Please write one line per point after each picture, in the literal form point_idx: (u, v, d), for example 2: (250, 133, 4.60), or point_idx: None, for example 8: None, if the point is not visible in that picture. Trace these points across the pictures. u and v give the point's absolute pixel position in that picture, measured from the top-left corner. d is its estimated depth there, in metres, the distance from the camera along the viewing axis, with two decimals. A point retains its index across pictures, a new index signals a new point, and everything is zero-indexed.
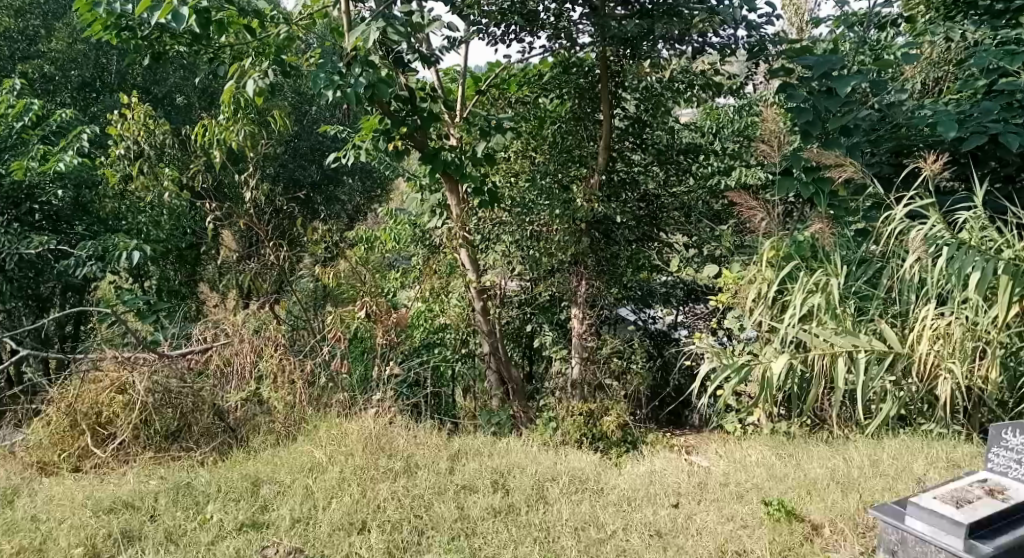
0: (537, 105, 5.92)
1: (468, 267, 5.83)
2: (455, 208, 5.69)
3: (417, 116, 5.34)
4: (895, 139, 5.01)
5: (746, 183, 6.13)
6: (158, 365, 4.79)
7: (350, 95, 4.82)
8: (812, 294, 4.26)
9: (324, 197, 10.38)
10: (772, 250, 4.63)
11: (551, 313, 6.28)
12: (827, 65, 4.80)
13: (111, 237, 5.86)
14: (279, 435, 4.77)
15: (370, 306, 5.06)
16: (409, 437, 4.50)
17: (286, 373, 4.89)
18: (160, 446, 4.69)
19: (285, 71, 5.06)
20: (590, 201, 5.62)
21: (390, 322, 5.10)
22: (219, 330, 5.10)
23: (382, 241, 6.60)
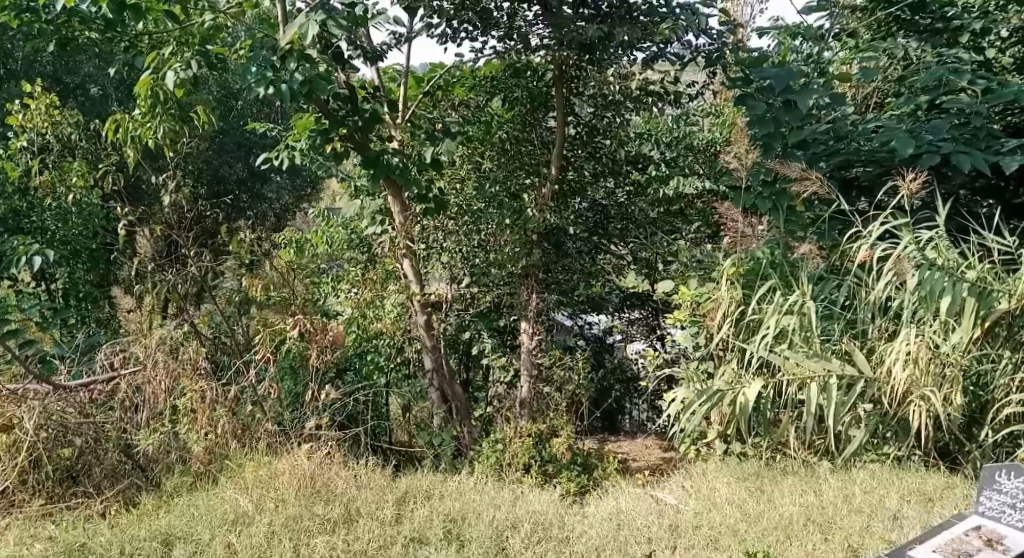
0: (481, 109, 5.63)
1: (411, 277, 5.54)
2: (399, 217, 5.41)
3: (358, 117, 5.01)
4: (844, 157, 4.82)
5: (684, 192, 6.03)
6: (52, 398, 4.35)
7: (285, 91, 4.47)
8: (786, 315, 3.97)
9: (251, 194, 10.04)
10: (733, 267, 4.42)
11: (490, 319, 5.95)
12: (785, 81, 4.54)
13: (11, 240, 5.38)
14: (196, 480, 4.39)
15: (300, 325, 4.67)
16: (349, 476, 4.16)
17: (206, 402, 4.55)
18: (51, 493, 4.26)
19: (211, 63, 4.67)
20: (542, 211, 5.42)
21: (326, 342, 4.76)
22: (130, 355, 4.67)
23: (314, 244, 6.23)
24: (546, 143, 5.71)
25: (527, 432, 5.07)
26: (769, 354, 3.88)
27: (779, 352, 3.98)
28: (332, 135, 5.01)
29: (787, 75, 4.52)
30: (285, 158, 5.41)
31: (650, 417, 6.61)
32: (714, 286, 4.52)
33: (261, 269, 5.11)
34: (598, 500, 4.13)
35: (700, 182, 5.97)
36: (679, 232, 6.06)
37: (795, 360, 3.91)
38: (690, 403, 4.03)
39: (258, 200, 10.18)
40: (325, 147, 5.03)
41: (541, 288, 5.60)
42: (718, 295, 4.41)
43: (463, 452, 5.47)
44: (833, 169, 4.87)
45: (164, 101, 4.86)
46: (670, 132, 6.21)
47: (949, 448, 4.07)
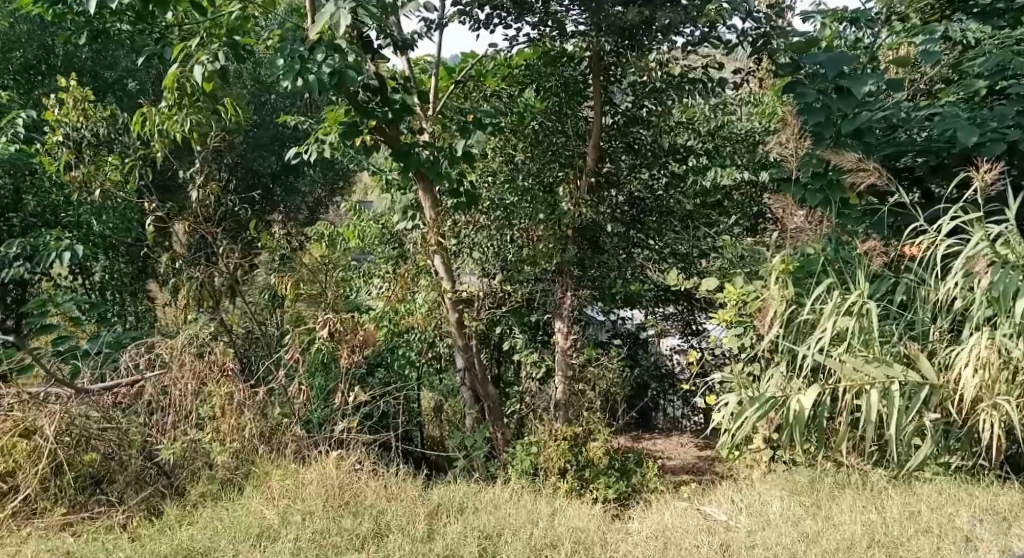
0: (515, 99, 5.45)
1: (443, 274, 5.33)
2: (429, 211, 5.23)
3: (388, 108, 4.83)
4: (896, 145, 4.58)
5: (722, 183, 5.82)
6: (73, 403, 4.24)
7: (313, 83, 4.28)
8: (844, 317, 3.75)
9: (284, 188, 10.01)
10: (783, 264, 4.19)
11: (523, 314, 5.78)
12: (839, 63, 4.37)
13: (44, 236, 5.32)
14: (219, 486, 4.23)
15: (330, 324, 4.57)
16: (379, 487, 4.02)
17: (233, 407, 4.36)
18: (74, 501, 4.14)
19: (239, 54, 4.49)
20: (577, 205, 5.27)
21: (355, 342, 4.61)
22: (154, 357, 4.54)
23: (345, 238, 6.09)
24: (583, 134, 5.48)
25: (563, 435, 4.90)
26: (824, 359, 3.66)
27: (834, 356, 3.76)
28: (360, 127, 4.83)
29: (842, 57, 4.37)
30: (315, 152, 5.22)
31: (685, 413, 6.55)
32: (763, 283, 4.29)
33: (290, 266, 4.98)
34: (641, 514, 3.95)
35: (739, 172, 5.75)
36: (716, 225, 5.79)
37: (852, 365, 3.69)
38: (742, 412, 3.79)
39: (290, 194, 10.15)
40: (354, 139, 4.88)
41: (576, 285, 5.43)
42: (766, 293, 4.19)
43: (496, 454, 5.33)
44: (882, 159, 4.63)
45: (191, 94, 4.73)
46: (707, 123, 5.75)
47: (1017, 458, 3.81)
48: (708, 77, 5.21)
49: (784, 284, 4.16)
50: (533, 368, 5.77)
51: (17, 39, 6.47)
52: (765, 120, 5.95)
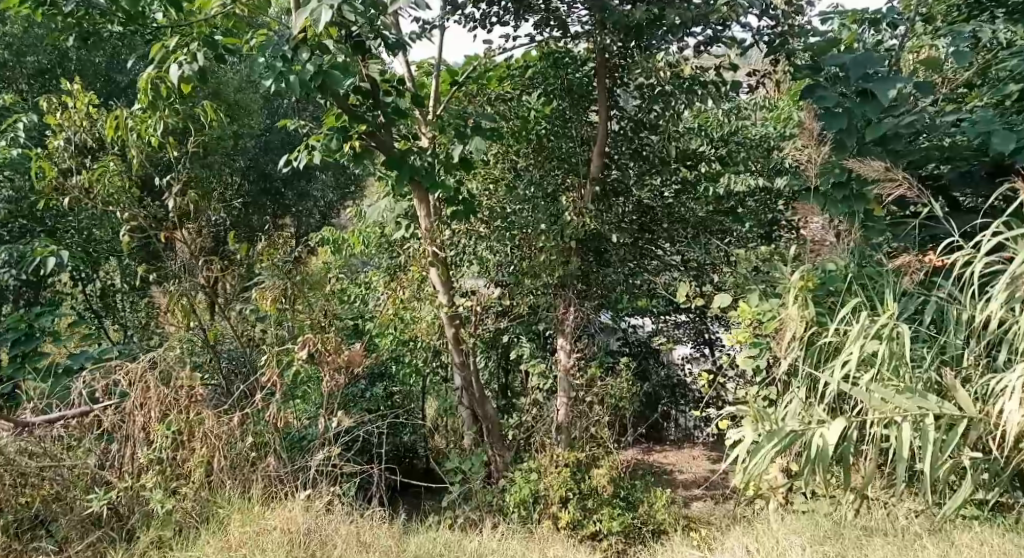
0: (520, 103, 5.18)
1: (440, 288, 5.06)
2: (425, 221, 4.95)
3: (379, 112, 4.54)
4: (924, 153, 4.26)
5: (734, 191, 5.48)
6: (12, 436, 3.88)
7: (296, 85, 4.00)
8: (873, 341, 3.40)
9: (297, 192, 9.90)
10: (805, 281, 3.87)
11: (530, 324, 5.50)
12: (864, 65, 4.04)
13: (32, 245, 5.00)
14: (180, 526, 3.93)
15: (309, 346, 4.28)
16: (350, 534, 3.84)
17: (200, 430, 4.13)
18: (12, 546, 3.77)
19: (218, 55, 4.21)
20: (581, 215, 4.91)
21: (338, 363, 4.32)
22: (112, 381, 4.18)
23: (350, 245, 5.89)
24: (589, 139, 5.19)
25: (564, 460, 4.64)
26: (848, 388, 3.32)
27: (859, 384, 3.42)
28: (350, 132, 4.55)
29: (867, 58, 4.04)
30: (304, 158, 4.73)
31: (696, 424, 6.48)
32: (782, 301, 3.98)
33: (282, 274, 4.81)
34: None
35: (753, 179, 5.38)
36: (730, 233, 5.44)
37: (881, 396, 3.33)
38: (758, 449, 3.47)
39: (302, 199, 10.03)
40: (344, 145, 4.61)
41: (580, 301, 5.13)
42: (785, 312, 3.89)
43: (493, 480, 5.06)
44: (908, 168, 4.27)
45: (171, 98, 4.47)
46: (721, 127, 5.44)
47: None
48: (722, 80, 4.90)
49: (812, 302, 3.80)
50: (541, 380, 5.30)
51: (30, 44, 6.22)
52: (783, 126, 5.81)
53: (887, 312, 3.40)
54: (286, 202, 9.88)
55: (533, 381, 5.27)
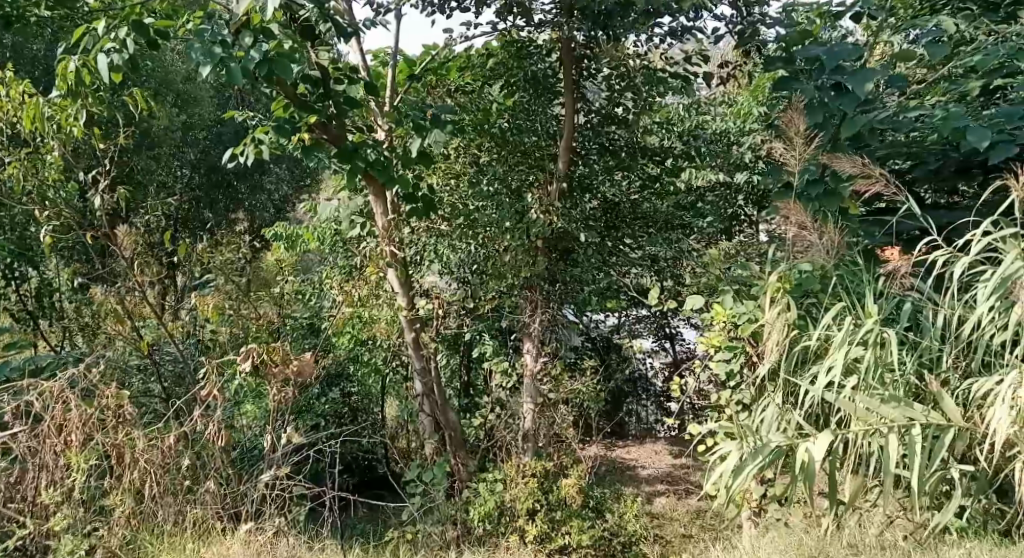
0: (480, 95, 4.99)
1: (399, 289, 4.83)
2: (382, 220, 4.75)
3: (330, 103, 4.28)
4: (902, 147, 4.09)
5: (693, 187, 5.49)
6: None
7: (239, 74, 3.74)
8: (858, 348, 3.22)
9: (251, 185, 9.58)
10: (781, 282, 3.68)
11: (493, 323, 5.29)
12: (836, 56, 3.88)
13: None
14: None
15: (252, 357, 3.76)
16: None
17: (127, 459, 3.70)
18: None
19: (154, 41, 3.91)
20: (548, 214, 4.74)
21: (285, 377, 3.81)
22: (26, 402, 3.76)
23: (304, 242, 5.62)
24: (554, 134, 5.02)
25: (531, 471, 4.45)
26: (831, 398, 3.12)
27: (844, 395, 3.22)
28: (299, 124, 4.29)
29: (840, 51, 3.87)
30: (251, 153, 4.43)
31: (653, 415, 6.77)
32: (758, 304, 3.80)
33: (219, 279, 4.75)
34: None
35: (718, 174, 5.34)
36: (693, 229, 5.36)
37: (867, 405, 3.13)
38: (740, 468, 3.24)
39: (256, 192, 9.64)
40: (293, 138, 4.34)
41: (545, 302, 4.94)
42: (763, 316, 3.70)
43: (457, 491, 4.84)
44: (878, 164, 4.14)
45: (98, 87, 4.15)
46: (682, 122, 5.52)
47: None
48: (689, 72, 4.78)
49: (792, 306, 3.61)
50: (503, 378, 5.00)
51: None
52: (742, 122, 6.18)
53: (873, 318, 3.20)
54: (239, 196, 9.51)
55: (494, 379, 4.99)
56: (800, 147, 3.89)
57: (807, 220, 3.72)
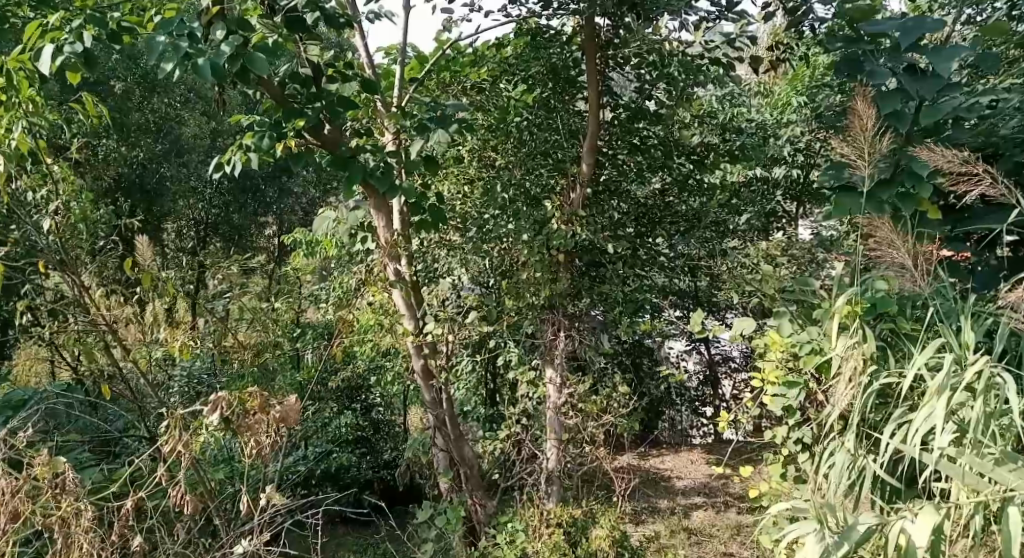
0: (497, 92, 4.45)
1: (405, 311, 4.28)
2: (384, 232, 4.19)
3: (319, 103, 3.71)
4: (983, 138, 3.51)
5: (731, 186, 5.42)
6: None
7: (205, 69, 3.12)
8: (961, 394, 2.68)
9: (276, 189, 9.12)
10: (851, 305, 3.12)
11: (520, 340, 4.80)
12: (917, 31, 3.25)
13: None
14: None
15: (221, 409, 3.02)
16: None
17: (73, 538, 2.97)
18: None
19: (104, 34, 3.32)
20: (571, 223, 4.21)
21: (263, 428, 3.14)
22: None
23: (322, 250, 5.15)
24: (578, 131, 4.56)
25: (557, 519, 4.06)
26: (932, 459, 2.64)
27: (942, 453, 2.72)
28: (285, 129, 3.73)
29: (919, 24, 3.26)
30: (236, 161, 3.88)
31: (687, 420, 7.50)
32: (822, 331, 3.21)
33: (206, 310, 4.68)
34: None
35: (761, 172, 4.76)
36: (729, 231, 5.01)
37: (974, 468, 2.66)
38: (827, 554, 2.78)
39: (284, 196, 9.21)
40: (277, 145, 3.77)
41: (570, 324, 4.46)
42: (830, 347, 3.11)
43: (475, 536, 4.35)
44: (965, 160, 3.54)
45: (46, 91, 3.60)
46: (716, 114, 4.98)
47: None
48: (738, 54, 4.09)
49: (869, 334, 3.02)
50: (528, 389, 4.57)
51: None
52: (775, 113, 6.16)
53: (982, 357, 2.68)
54: (266, 201, 9.13)
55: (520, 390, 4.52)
56: (872, 143, 3.26)
57: (895, 236, 3.13)
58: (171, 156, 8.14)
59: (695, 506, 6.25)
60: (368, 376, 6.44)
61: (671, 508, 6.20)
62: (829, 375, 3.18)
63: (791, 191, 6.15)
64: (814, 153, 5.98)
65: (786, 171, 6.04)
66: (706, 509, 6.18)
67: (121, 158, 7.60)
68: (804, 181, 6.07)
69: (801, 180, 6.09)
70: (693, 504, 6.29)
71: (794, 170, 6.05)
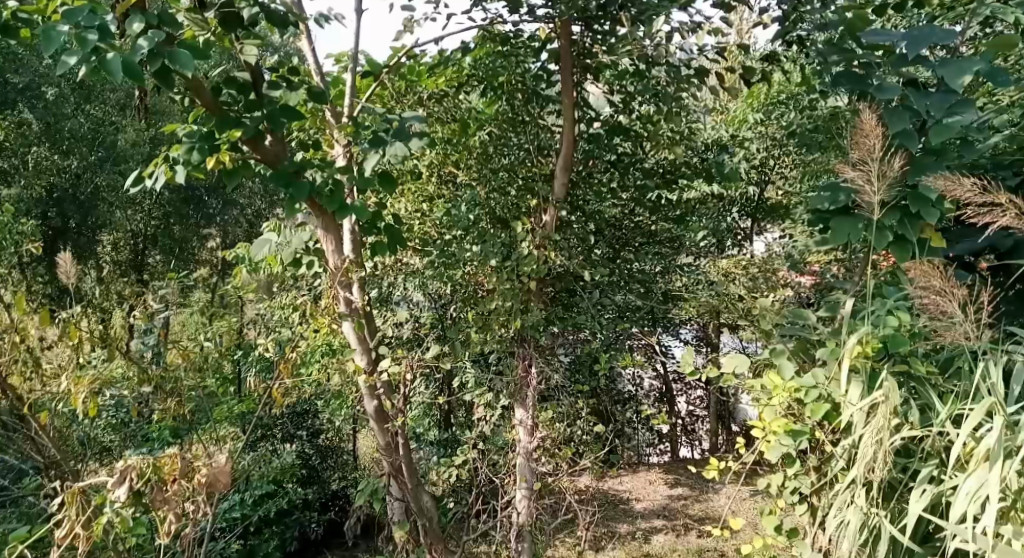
0: (455, 102, 4.18)
1: (356, 345, 3.80)
2: (332, 258, 3.69)
3: (254, 114, 3.30)
4: (989, 159, 3.22)
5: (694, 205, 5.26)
6: None
7: (118, 67, 2.70)
8: (1015, 464, 2.41)
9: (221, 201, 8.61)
10: (862, 345, 2.75)
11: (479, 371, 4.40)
12: (923, 40, 2.82)
13: None
14: None
15: (131, 480, 2.55)
16: None
17: None
18: None
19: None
20: (543, 249, 3.85)
21: (178, 496, 2.65)
22: None
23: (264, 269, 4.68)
24: (546, 147, 4.16)
25: None
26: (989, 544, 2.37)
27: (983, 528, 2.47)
28: (218, 140, 3.31)
29: (929, 32, 2.83)
30: (161, 176, 3.39)
31: (644, 440, 7.30)
32: (829, 375, 2.82)
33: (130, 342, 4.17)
34: None
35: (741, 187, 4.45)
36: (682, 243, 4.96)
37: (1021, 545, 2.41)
38: None
39: (228, 206, 8.68)
40: (208, 159, 3.33)
41: (540, 358, 4.08)
42: (836, 393, 2.76)
43: None
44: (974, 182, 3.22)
45: None
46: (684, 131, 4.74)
47: None
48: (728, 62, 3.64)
49: (888, 383, 2.66)
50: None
51: None
52: (732, 129, 5.93)
53: None
54: (209, 211, 8.58)
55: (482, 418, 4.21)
56: (881, 166, 2.91)
57: (945, 286, 2.66)
58: (105, 164, 7.54)
59: (655, 530, 5.92)
60: (310, 401, 5.96)
61: (630, 532, 5.87)
62: (838, 424, 2.80)
63: (746, 207, 6.10)
64: (769, 169, 5.91)
65: (743, 188, 5.94)
66: (667, 533, 5.85)
67: (53, 167, 7.29)
68: (758, 198, 6.01)
69: (756, 198, 6.03)
70: (653, 527, 5.95)
71: (750, 187, 5.94)
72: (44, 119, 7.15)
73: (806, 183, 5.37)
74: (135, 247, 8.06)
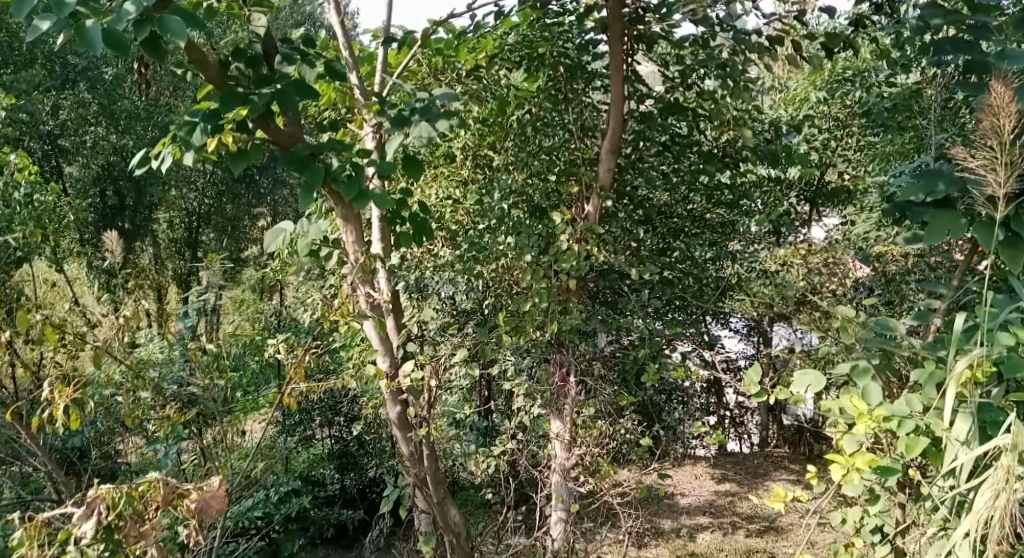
0: (495, 79, 3.75)
1: (379, 347, 3.43)
2: (354, 250, 3.25)
3: (264, 89, 2.90)
4: None
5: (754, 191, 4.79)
6: None
7: (100, 35, 2.35)
8: None
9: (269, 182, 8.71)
10: (972, 371, 2.31)
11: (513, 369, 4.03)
12: None
13: None
14: None
15: (99, 513, 2.31)
16: None
17: None
18: None
19: None
20: (584, 243, 3.48)
21: (154, 531, 2.41)
22: None
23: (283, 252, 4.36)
24: (591, 128, 3.78)
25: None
26: None
27: None
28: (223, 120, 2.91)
29: None
30: (167, 155, 3.06)
31: None
32: (927, 404, 2.40)
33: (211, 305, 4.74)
34: None
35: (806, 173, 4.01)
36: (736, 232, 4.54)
37: None
38: None
39: (277, 187, 8.76)
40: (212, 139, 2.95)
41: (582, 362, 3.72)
42: (937, 427, 2.33)
43: None
44: None
45: None
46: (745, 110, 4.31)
47: None
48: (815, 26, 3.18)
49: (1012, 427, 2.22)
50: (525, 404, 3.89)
51: None
52: (792, 108, 5.47)
53: None
54: (259, 192, 8.68)
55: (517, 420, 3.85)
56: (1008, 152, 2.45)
57: None
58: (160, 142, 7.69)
59: (702, 528, 5.52)
60: (339, 390, 5.66)
61: (675, 529, 5.48)
62: (938, 463, 2.38)
63: (806, 191, 5.60)
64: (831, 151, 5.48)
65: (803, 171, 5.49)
66: (714, 531, 5.46)
67: (110, 146, 7.55)
68: (820, 181, 5.54)
69: (817, 182, 5.57)
70: (698, 525, 5.55)
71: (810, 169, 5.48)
72: (101, 99, 7.39)
73: (874, 167, 4.92)
74: (190, 225, 8.55)
